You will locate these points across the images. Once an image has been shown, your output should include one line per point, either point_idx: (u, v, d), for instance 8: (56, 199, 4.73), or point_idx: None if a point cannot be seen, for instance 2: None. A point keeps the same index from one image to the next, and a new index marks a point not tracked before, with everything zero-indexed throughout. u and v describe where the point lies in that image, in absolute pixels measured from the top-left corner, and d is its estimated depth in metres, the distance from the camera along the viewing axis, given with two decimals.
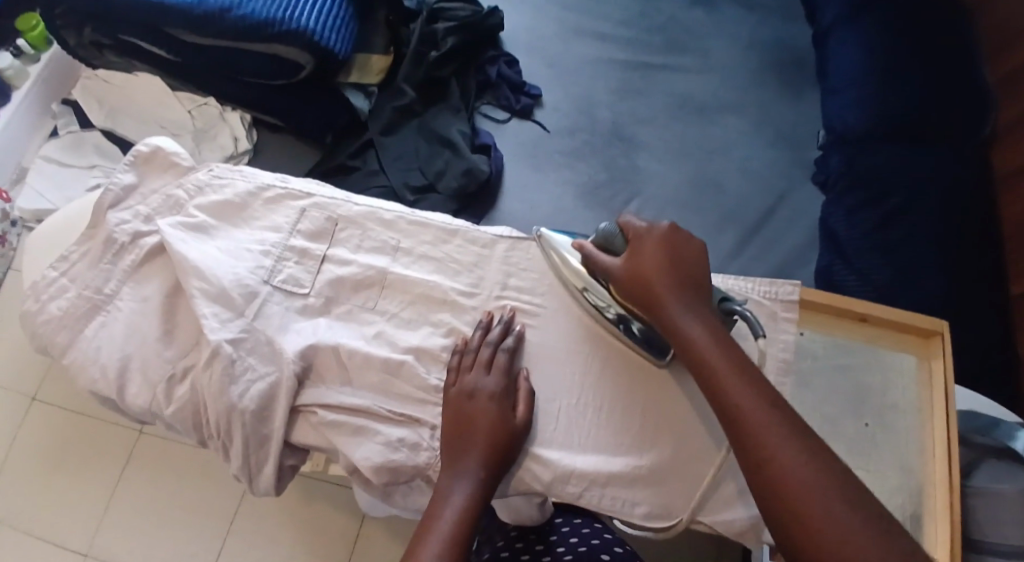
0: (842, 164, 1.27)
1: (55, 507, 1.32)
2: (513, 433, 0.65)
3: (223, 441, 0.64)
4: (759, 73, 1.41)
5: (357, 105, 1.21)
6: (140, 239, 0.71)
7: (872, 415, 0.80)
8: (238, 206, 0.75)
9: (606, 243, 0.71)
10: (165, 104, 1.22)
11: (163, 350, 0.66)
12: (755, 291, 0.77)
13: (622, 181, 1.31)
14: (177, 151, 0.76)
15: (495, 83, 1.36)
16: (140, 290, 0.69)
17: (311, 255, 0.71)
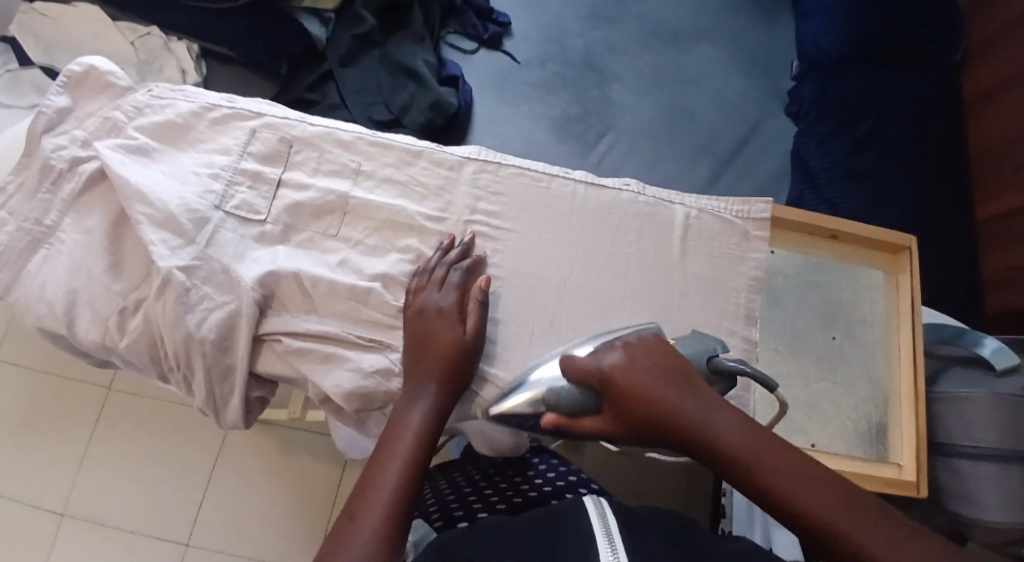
0: (815, 93, 1.25)
1: (27, 466, 1.29)
2: (473, 348, 0.63)
3: (183, 373, 0.62)
4: (732, 0, 1.38)
5: (313, 33, 1.17)
6: (79, 165, 0.65)
7: (840, 329, 0.79)
8: (182, 128, 0.69)
9: (578, 404, 0.61)
10: (104, 35, 1.14)
11: (112, 283, 0.62)
12: (728, 210, 0.74)
13: (595, 113, 1.27)
14: (113, 71, 0.69)
15: (461, 9, 1.30)
16: (83, 221, 0.64)
17: (265, 179, 0.67)
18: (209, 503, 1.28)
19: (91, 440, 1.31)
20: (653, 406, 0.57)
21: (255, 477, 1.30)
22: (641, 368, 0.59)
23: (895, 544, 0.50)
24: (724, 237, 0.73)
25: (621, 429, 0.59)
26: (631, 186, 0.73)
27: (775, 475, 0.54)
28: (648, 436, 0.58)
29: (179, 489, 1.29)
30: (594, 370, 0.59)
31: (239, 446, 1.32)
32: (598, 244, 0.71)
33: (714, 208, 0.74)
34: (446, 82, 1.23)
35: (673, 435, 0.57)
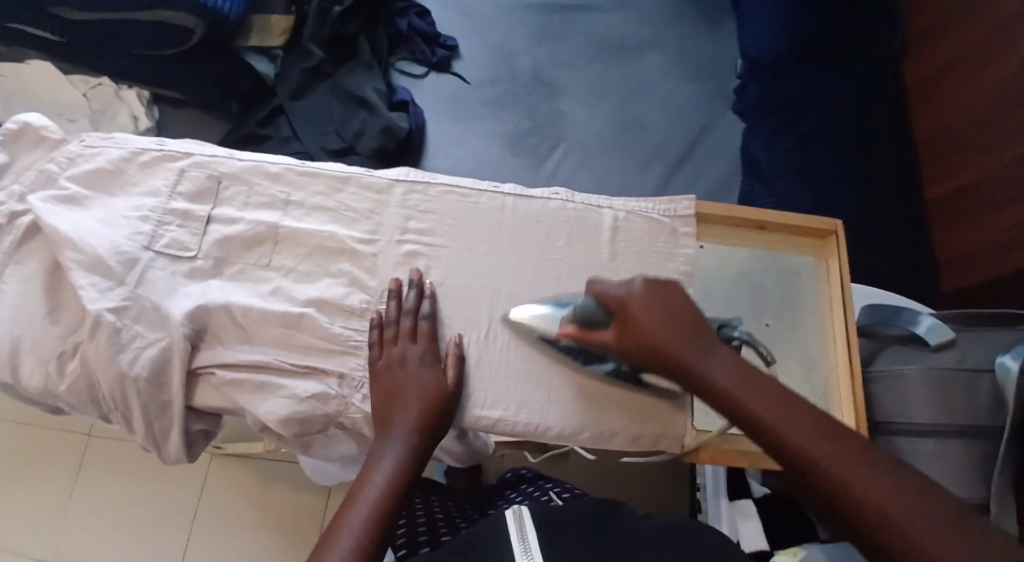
0: (760, 91, 1.27)
1: (9, 519, 1.30)
2: (444, 401, 0.65)
3: (123, 411, 0.64)
4: (673, 5, 1.40)
5: (262, 71, 1.20)
6: (17, 218, 0.67)
7: (772, 316, 0.81)
8: (113, 173, 0.71)
9: (591, 317, 0.67)
10: (58, 89, 1.14)
11: (50, 327, 0.64)
12: (654, 207, 0.77)
13: (546, 127, 1.29)
14: (46, 124, 0.71)
15: (407, 35, 1.33)
16: (21, 270, 0.66)
17: (194, 216, 0.69)
18: (194, 543, 1.29)
19: (74, 487, 1.32)
20: (654, 331, 0.63)
21: (238, 513, 1.30)
22: (652, 299, 0.65)
23: (872, 486, 0.54)
24: (651, 236, 0.75)
25: (623, 345, 0.65)
26: (557, 193, 0.76)
27: (770, 415, 0.58)
28: (651, 358, 0.63)
29: (162, 530, 1.30)
30: (612, 293, 0.66)
31: (220, 483, 1.33)
32: (530, 253, 0.74)
33: (640, 209, 0.76)
34: (397, 108, 1.25)
35: (678, 363, 0.62)
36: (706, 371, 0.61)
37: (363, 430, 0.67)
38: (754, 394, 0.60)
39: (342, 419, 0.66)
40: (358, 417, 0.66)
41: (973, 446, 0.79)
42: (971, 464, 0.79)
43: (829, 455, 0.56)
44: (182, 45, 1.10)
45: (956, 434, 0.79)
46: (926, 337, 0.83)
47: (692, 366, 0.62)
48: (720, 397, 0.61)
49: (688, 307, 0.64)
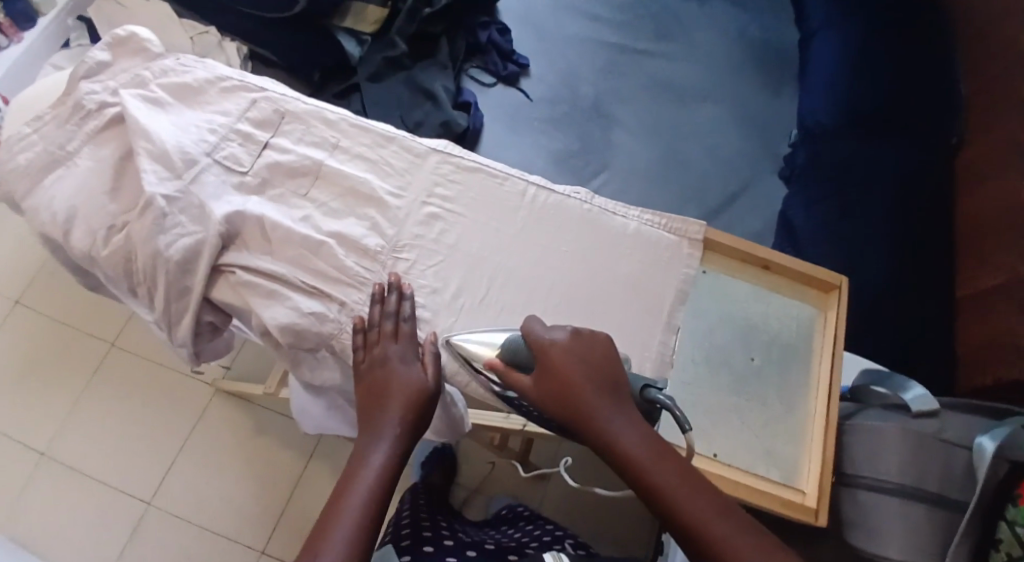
0: (807, 160, 1.29)
1: (21, 411, 1.50)
2: (427, 396, 0.70)
3: (149, 287, 0.72)
4: (742, 66, 1.45)
5: (349, 51, 1.28)
6: (104, 109, 0.76)
7: (758, 351, 0.82)
8: (195, 90, 0.79)
9: (516, 358, 0.70)
10: (167, 28, 1.25)
11: (107, 202, 0.72)
12: (662, 227, 0.82)
13: (593, 152, 1.35)
14: (151, 39, 0.80)
15: (484, 47, 1.42)
16: (97, 152, 0.74)
17: (254, 138, 0.77)
18: (175, 469, 1.46)
19: (84, 389, 1.51)
20: (575, 392, 0.67)
21: (222, 448, 1.48)
22: (576, 355, 0.68)
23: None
24: (658, 252, 0.81)
25: (541, 398, 0.68)
26: (577, 194, 0.82)
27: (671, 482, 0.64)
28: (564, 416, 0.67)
29: (151, 453, 1.47)
30: (538, 345, 0.68)
31: (216, 416, 1.51)
32: (540, 237, 0.80)
33: (649, 226, 0.82)
34: (460, 107, 1.36)
35: (593, 419, 0.66)
36: (620, 441, 0.66)
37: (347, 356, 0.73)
38: (657, 465, 0.65)
39: (333, 341, 0.73)
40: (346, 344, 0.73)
41: (937, 513, 0.81)
42: (933, 529, 0.81)
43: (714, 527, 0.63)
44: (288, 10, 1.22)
45: (924, 498, 0.82)
46: (911, 403, 0.87)
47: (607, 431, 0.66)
48: (628, 468, 0.65)
49: (609, 364, 0.68)
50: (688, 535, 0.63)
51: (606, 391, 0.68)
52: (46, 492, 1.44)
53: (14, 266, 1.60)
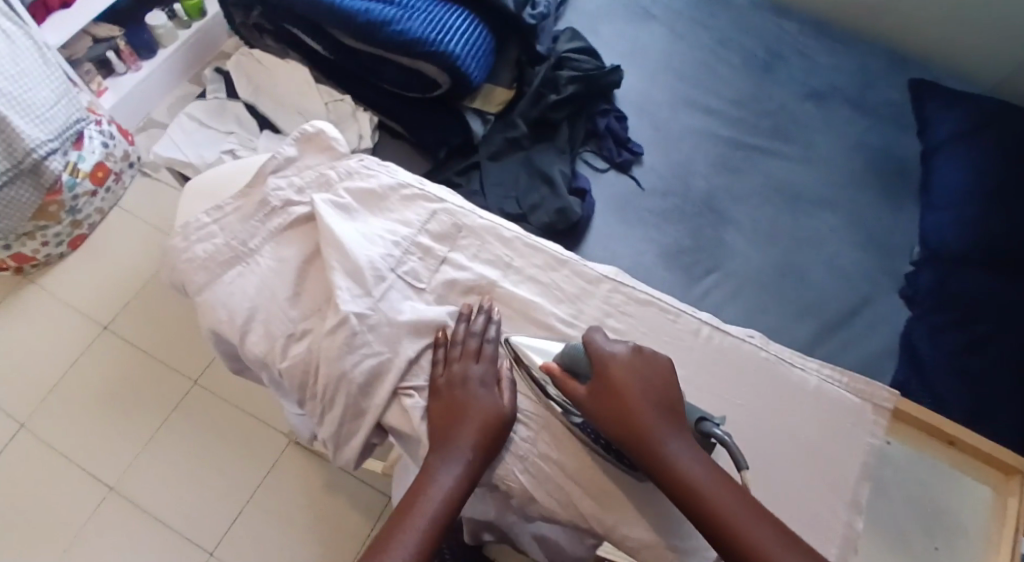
0: (932, 284, 1.22)
1: (93, 442, 1.49)
2: (503, 421, 0.76)
3: (323, 404, 0.78)
4: (860, 176, 1.36)
5: (473, 129, 1.33)
6: (289, 206, 0.87)
7: (941, 540, 0.95)
8: (379, 195, 0.89)
9: (573, 366, 0.78)
10: (303, 93, 1.37)
11: (289, 309, 0.81)
12: (847, 387, 0.84)
13: (705, 251, 1.29)
14: (336, 138, 0.92)
15: (601, 134, 1.39)
16: (281, 251, 0.84)
17: (433, 255, 0.85)
18: (240, 523, 1.43)
19: (162, 424, 1.51)
20: (632, 404, 0.74)
21: (290, 504, 1.45)
22: (634, 369, 0.76)
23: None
24: (844, 414, 0.82)
25: (595, 406, 0.76)
26: (755, 340, 0.85)
27: (715, 487, 0.71)
28: (617, 427, 0.74)
29: (219, 501, 1.45)
30: (600, 355, 0.76)
31: (286, 471, 1.48)
32: (720, 391, 0.83)
33: (832, 384, 0.83)
34: (574, 193, 1.33)
35: (643, 431, 0.73)
36: (672, 454, 0.73)
37: (513, 497, 0.79)
38: (701, 475, 0.72)
39: (501, 482, 0.79)
40: (514, 485, 0.78)
41: None
42: None
43: (751, 529, 0.70)
44: (423, 93, 1.29)
45: None
46: None
47: (660, 442, 0.73)
48: (673, 480, 0.72)
49: (661, 380, 0.76)
50: (730, 542, 0.70)
51: (657, 408, 0.75)
52: (109, 529, 1.42)
53: (106, 290, 1.62)
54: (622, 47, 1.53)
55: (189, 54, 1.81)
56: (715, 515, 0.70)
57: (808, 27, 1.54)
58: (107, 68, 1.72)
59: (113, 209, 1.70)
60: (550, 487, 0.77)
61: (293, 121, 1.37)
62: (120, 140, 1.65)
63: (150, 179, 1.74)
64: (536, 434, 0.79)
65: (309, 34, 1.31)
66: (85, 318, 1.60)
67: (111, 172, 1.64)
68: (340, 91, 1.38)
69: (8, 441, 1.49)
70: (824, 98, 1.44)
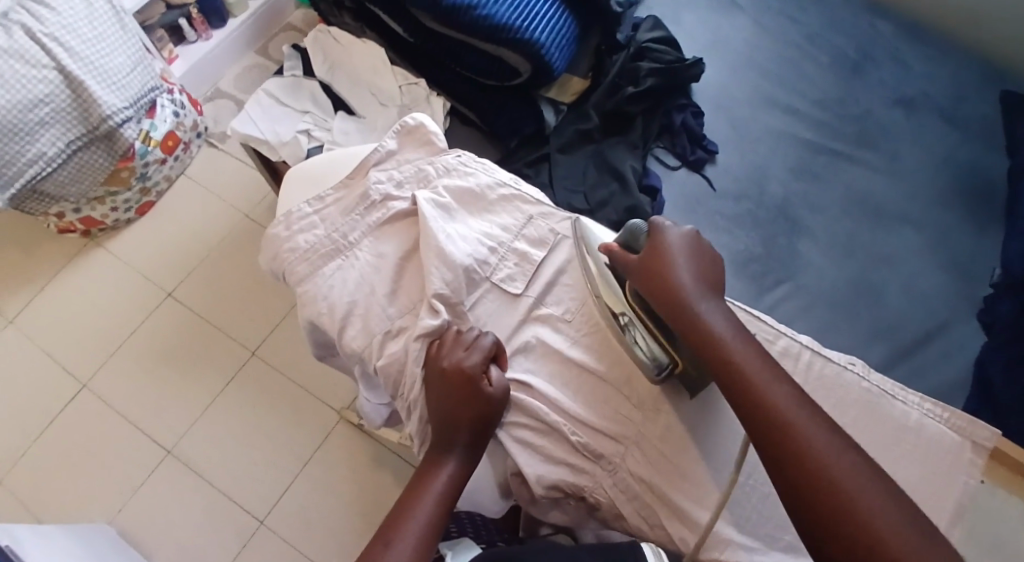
0: (1014, 311, 1.17)
1: (151, 406, 1.52)
2: (494, 412, 0.79)
3: (409, 402, 0.82)
4: (944, 190, 1.32)
5: (546, 119, 1.33)
6: (388, 201, 0.89)
7: None
8: (478, 195, 0.91)
9: (631, 239, 0.85)
10: (382, 75, 1.38)
11: (387, 306, 0.84)
12: (946, 423, 0.84)
13: (779, 260, 1.27)
14: (435, 131, 0.94)
15: (676, 130, 1.37)
16: (380, 248, 0.87)
17: (530, 260, 0.87)
18: (294, 490, 1.45)
19: (218, 394, 1.53)
20: (680, 265, 0.80)
21: (339, 481, 1.46)
22: (688, 242, 0.82)
23: (811, 424, 0.70)
24: (941, 451, 0.83)
25: (642, 265, 0.82)
26: (856, 368, 0.86)
27: (750, 349, 0.75)
28: (664, 287, 0.79)
29: (273, 472, 1.47)
30: (660, 227, 0.83)
31: (338, 448, 1.48)
32: None
33: (933, 419, 0.84)
34: (645, 189, 1.33)
35: (688, 295, 0.78)
36: (710, 313, 0.77)
37: (598, 507, 0.81)
38: (738, 338, 0.76)
39: (587, 493, 0.80)
40: (602, 496, 0.80)
41: None
42: None
43: (775, 385, 0.73)
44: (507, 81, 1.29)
45: None
46: None
47: (703, 305, 0.78)
48: (711, 335, 0.76)
49: (713, 264, 0.82)
50: (756, 398, 0.72)
51: (707, 284, 0.80)
52: (162, 492, 1.46)
53: (170, 255, 1.65)
54: (704, 42, 1.50)
55: (257, 26, 1.82)
56: (739, 369, 0.74)
57: (899, 29, 1.49)
58: (179, 35, 1.74)
59: (181, 175, 1.73)
60: (637, 505, 0.80)
61: (369, 103, 1.38)
62: (189, 110, 1.67)
63: (214, 150, 1.75)
64: (626, 449, 0.81)
65: (388, 14, 1.32)
66: (150, 285, 1.63)
67: (180, 141, 1.66)
68: (414, 74, 1.38)
69: (68, 402, 1.53)
70: (912, 105, 1.40)
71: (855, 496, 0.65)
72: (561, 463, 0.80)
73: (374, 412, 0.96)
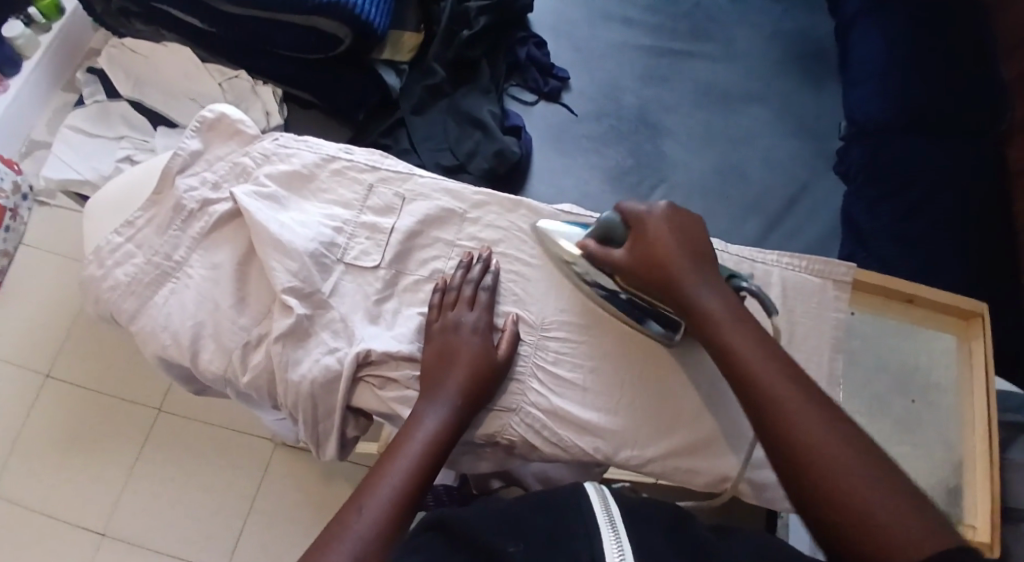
0: (864, 156, 1.20)
1: (59, 493, 1.39)
2: (490, 366, 0.76)
3: (292, 410, 0.76)
4: (781, 62, 1.33)
5: (389, 84, 1.26)
6: (208, 206, 0.82)
7: (917, 393, 0.94)
8: (307, 175, 0.86)
9: (608, 234, 0.79)
10: (196, 76, 1.30)
11: (238, 317, 0.78)
12: (806, 270, 0.86)
13: (648, 166, 1.25)
14: (241, 119, 0.88)
15: (524, 64, 1.33)
16: (212, 259, 0.80)
17: (381, 229, 0.83)
18: (245, 534, 1.36)
19: (135, 460, 1.41)
20: (664, 250, 0.75)
21: (289, 503, 1.38)
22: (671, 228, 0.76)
23: (809, 416, 0.64)
24: (810, 296, 0.85)
25: (633, 262, 0.77)
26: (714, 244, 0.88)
27: (736, 327, 0.70)
28: (648, 272, 0.75)
29: (222, 512, 1.38)
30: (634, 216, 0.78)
31: (280, 475, 1.40)
32: None
33: (794, 271, 0.86)
34: (508, 132, 1.26)
35: (670, 275, 0.74)
36: (701, 299, 0.72)
37: (513, 447, 0.78)
38: (729, 319, 0.71)
39: (498, 437, 0.78)
40: (512, 435, 0.77)
41: None
42: None
43: (764, 364, 0.68)
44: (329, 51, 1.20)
45: None
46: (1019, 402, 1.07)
47: (688, 282, 0.73)
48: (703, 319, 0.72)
49: (698, 238, 0.76)
50: (740, 379, 0.68)
51: (698, 262, 0.75)
52: None
53: (32, 334, 1.50)
54: None
55: (55, 60, 1.63)
56: (724, 348, 0.70)
57: None
58: None
59: (19, 247, 1.57)
60: (547, 434, 0.77)
61: (189, 109, 1.30)
62: (6, 172, 1.50)
63: (48, 209, 1.59)
64: (524, 384, 0.79)
65: (184, 11, 1.21)
66: (22, 369, 1.48)
67: (5, 209, 1.50)
68: (232, 67, 1.30)
69: None
70: None
71: (837, 482, 0.61)
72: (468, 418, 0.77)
73: (279, 428, 0.94)
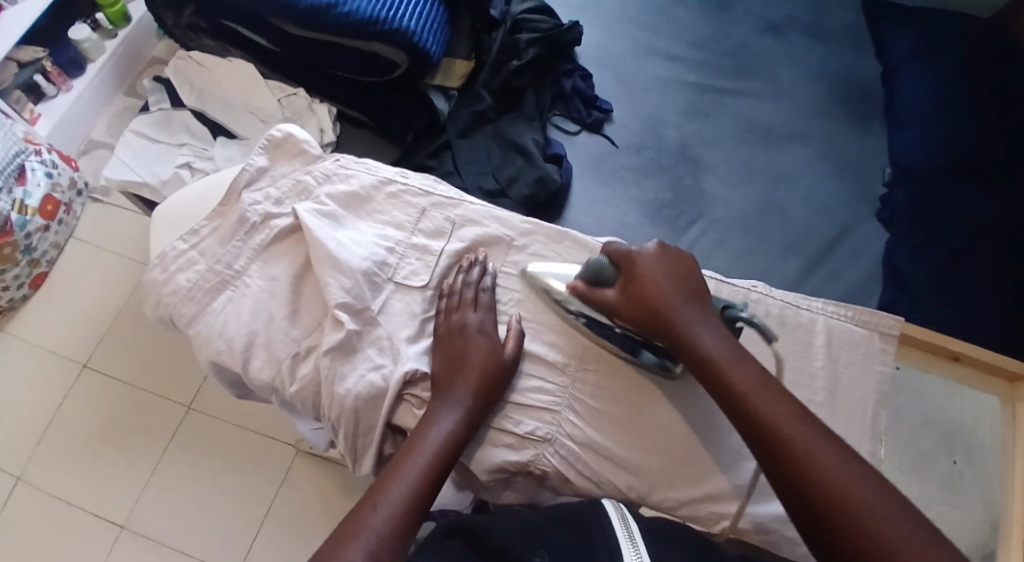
0: (908, 202, 1.21)
1: (90, 484, 1.42)
2: (500, 367, 0.78)
3: (334, 423, 0.78)
4: (825, 105, 1.34)
5: (438, 108, 1.30)
6: (269, 220, 0.85)
7: None
8: (363, 196, 0.89)
9: (598, 277, 0.81)
10: (257, 91, 1.33)
11: (290, 329, 0.80)
12: (852, 320, 0.87)
13: (687, 201, 1.27)
14: (306, 140, 0.91)
15: (569, 95, 1.35)
16: (270, 271, 0.83)
17: (431, 252, 0.85)
18: (264, 535, 1.39)
19: (162, 456, 1.44)
20: (661, 291, 0.76)
21: (310, 509, 1.40)
22: (662, 263, 0.78)
23: (824, 456, 0.66)
24: (853, 346, 0.86)
25: (625, 304, 0.78)
26: (759, 288, 0.88)
27: (741, 367, 0.72)
28: (648, 316, 0.77)
29: (245, 514, 1.40)
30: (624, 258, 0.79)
31: (300, 481, 1.42)
32: None
33: (838, 320, 0.87)
34: (550, 160, 1.28)
35: (670, 317, 0.75)
36: (701, 333, 0.74)
37: (546, 478, 0.79)
38: (733, 363, 0.72)
39: (532, 467, 0.79)
40: (546, 465, 0.79)
41: None
42: None
43: (770, 405, 0.69)
44: (385, 74, 1.25)
45: None
46: None
47: (688, 325, 0.75)
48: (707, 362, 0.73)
49: (690, 274, 0.78)
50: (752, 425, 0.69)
51: (692, 300, 0.77)
52: None
53: (75, 326, 1.55)
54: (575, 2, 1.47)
55: (117, 65, 1.69)
56: (735, 392, 0.71)
57: None
58: (36, 93, 1.59)
59: (69, 240, 1.61)
60: (581, 468, 0.79)
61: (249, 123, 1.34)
62: (64, 167, 1.56)
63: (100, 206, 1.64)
64: (560, 415, 0.80)
65: (251, 28, 1.27)
66: (62, 359, 1.52)
67: (60, 203, 1.55)
68: (292, 84, 1.34)
69: (8, 501, 1.41)
70: (782, 31, 1.42)
71: (867, 518, 0.62)
72: (505, 445, 0.79)
73: (314, 437, 0.96)
